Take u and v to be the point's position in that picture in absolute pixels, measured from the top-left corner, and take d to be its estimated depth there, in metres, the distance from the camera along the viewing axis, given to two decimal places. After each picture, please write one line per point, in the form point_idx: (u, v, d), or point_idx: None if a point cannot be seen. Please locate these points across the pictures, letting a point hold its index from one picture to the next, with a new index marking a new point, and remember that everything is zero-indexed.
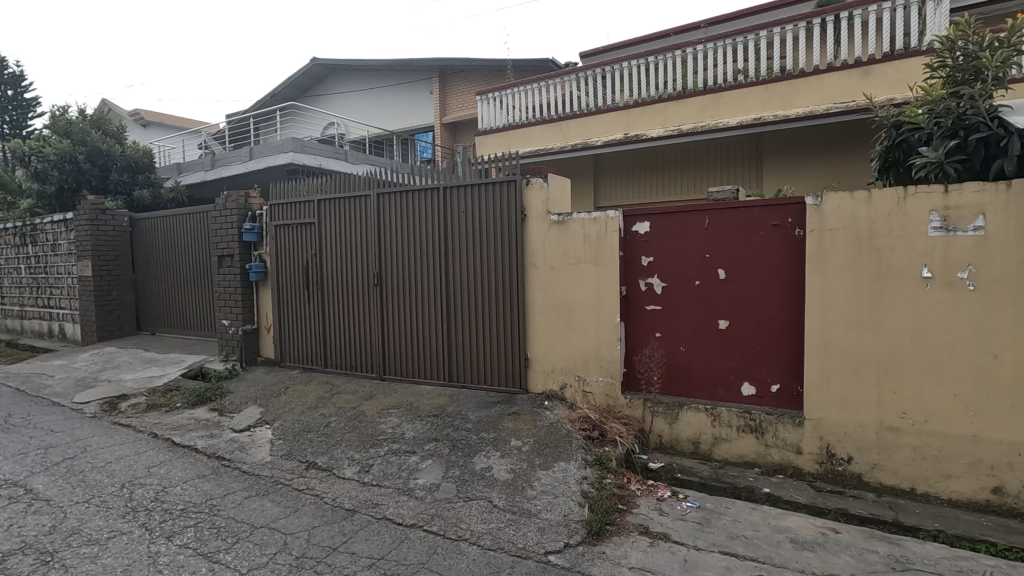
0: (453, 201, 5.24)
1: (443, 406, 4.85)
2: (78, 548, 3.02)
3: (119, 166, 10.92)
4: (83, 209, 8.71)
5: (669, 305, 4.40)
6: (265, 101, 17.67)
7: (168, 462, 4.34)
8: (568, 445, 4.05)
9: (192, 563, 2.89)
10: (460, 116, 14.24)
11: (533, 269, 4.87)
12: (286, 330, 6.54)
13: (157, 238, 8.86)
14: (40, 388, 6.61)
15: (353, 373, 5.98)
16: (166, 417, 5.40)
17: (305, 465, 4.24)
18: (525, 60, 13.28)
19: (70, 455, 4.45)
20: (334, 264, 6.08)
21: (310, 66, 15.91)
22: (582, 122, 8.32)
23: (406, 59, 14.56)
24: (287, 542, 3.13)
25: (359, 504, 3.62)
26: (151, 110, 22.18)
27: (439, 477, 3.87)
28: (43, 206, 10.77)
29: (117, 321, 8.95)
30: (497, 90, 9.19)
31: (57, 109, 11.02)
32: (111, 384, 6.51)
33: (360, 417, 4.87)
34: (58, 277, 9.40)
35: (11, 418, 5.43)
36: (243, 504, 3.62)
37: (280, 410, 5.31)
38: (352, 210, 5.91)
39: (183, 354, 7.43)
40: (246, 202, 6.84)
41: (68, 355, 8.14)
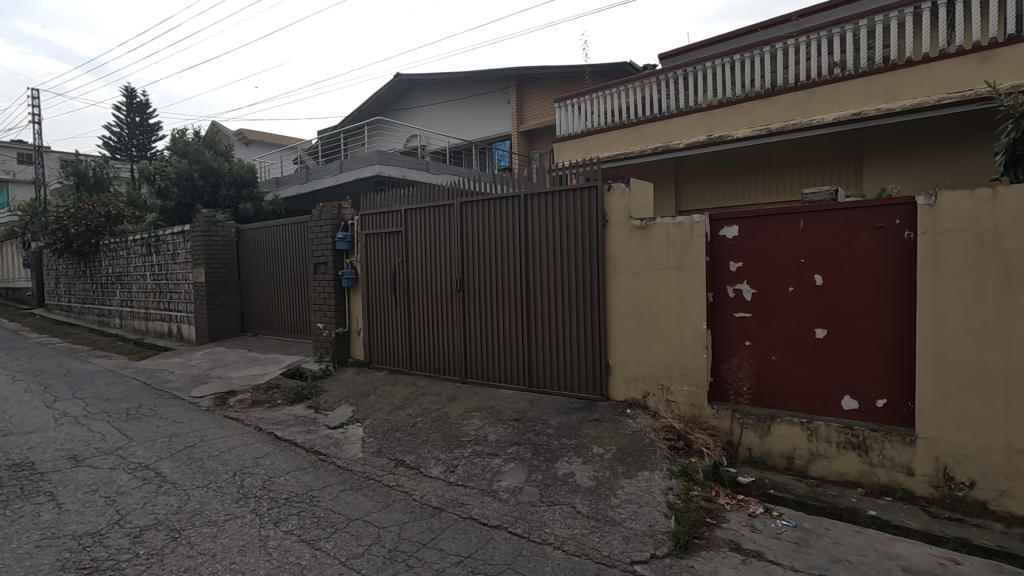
0: (533, 208, 5.31)
1: (523, 411, 4.91)
2: (200, 528, 3.34)
3: (226, 182, 12.03)
4: (198, 221, 9.64)
5: (759, 313, 4.21)
6: (353, 117, 18.76)
7: (271, 453, 4.70)
8: (652, 455, 3.96)
9: (296, 549, 3.12)
10: (536, 124, 14.41)
11: (614, 275, 4.83)
12: (375, 333, 6.89)
13: (259, 246, 9.62)
14: (163, 382, 7.38)
15: (436, 375, 6.19)
16: (269, 412, 5.86)
17: (394, 463, 4.43)
18: (603, 65, 13.22)
19: (190, 444, 4.92)
20: (419, 270, 6.34)
21: (394, 82, 16.68)
22: (662, 124, 8.15)
23: (484, 70, 14.89)
24: (380, 535, 3.29)
25: (446, 503, 3.74)
26: (253, 130, 24.30)
27: (523, 480, 3.92)
28: (165, 220, 12.04)
29: (226, 322, 9.82)
30: (575, 96, 9.20)
31: (177, 131, 12.33)
32: (221, 380, 7.14)
33: (445, 418, 5.03)
34: (177, 283, 10.46)
35: (142, 408, 6.11)
36: (340, 497, 3.85)
37: (370, 409, 5.59)
38: (436, 219, 6.14)
39: (282, 355, 8.01)
40: (339, 212, 7.29)
41: (185, 354, 9.02)
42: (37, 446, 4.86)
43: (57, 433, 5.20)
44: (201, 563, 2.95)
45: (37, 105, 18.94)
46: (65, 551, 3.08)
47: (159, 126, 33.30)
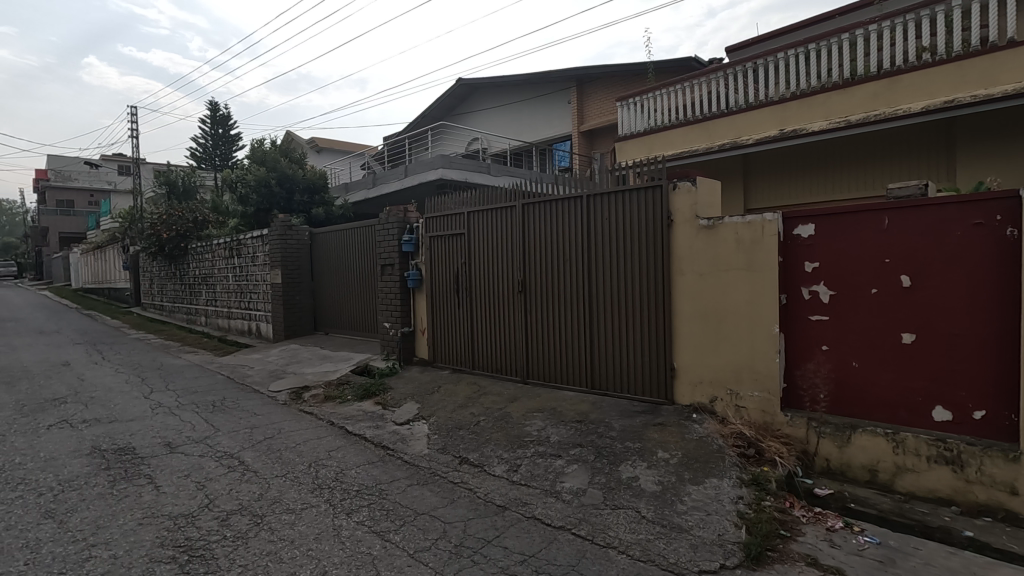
0: (594, 209, 5.28)
1: (586, 413, 4.88)
2: (280, 515, 3.55)
3: (300, 188, 12.70)
4: (275, 226, 10.24)
5: (838, 316, 3.98)
6: (417, 122, 19.29)
7: (343, 447, 4.91)
8: (720, 462, 3.83)
9: (368, 539, 3.24)
10: (597, 123, 14.31)
11: (680, 276, 4.71)
12: (438, 333, 7.05)
13: (330, 249, 10.08)
14: (244, 376, 7.88)
15: (498, 375, 6.27)
16: (340, 407, 6.13)
17: (459, 460, 4.53)
18: (666, 61, 12.91)
19: (269, 435, 5.23)
20: (481, 272, 6.44)
21: (456, 87, 16.99)
22: (730, 120, 7.87)
23: (545, 72, 14.91)
24: (446, 530, 3.37)
25: (510, 502, 3.78)
26: (324, 138, 25.53)
27: (586, 482, 3.90)
28: (245, 225, 12.86)
29: (300, 321, 10.36)
30: (637, 94, 9.04)
31: (256, 141, 13.14)
32: (296, 376, 7.54)
33: (507, 418, 5.08)
34: (256, 283, 11.13)
35: (226, 400, 6.56)
36: (407, 491, 3.98)
37: (434, 406, 5.74)
38: (498, 221, 6.22)
39: (351, 353, 8.36)
40: (405, 216, 7.53)
41: (263, 350, 9.60)
42: (137, 432, 5.31)
43: (154, 421, 5.67)
44: (282, 547, 3.14)
45: (135, 121, 20.66)
46: (163, 529, 3.36)
47: (239, 137, 35.62)
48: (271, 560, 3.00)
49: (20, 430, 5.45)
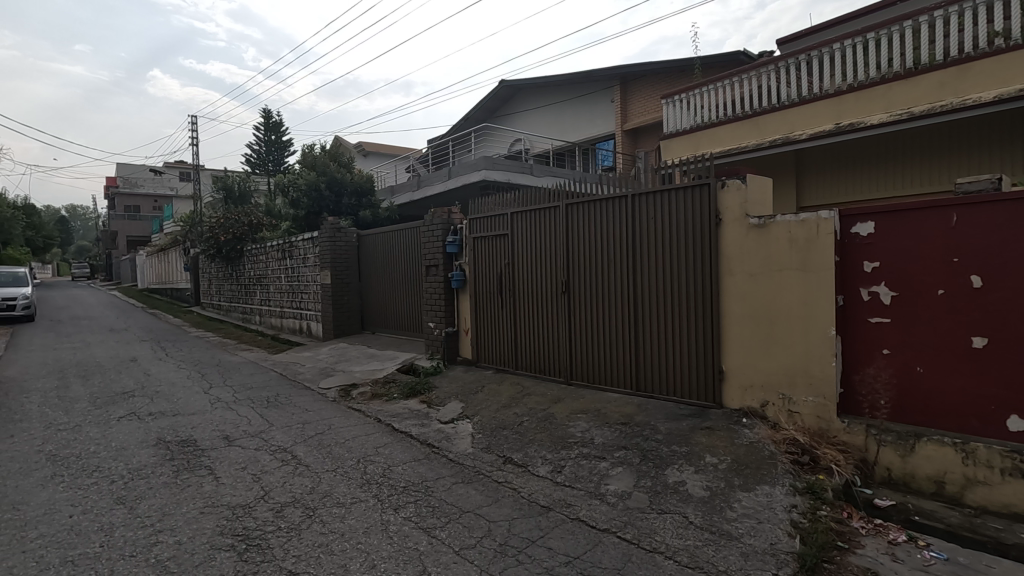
0: (639, 208, 5.20)
1: (630, 415, 4.82)
2: (331, 508, 3.66)
3: (349, 191, 13.08)
4: (325, 228, 10.58)
5: (901, 318, 3.78)
6: (460, 124, 19.52)
7: (390, 444, 5.03)
8: (773, 469, 3.70)
9: (415, 535, 3.31)
10: (641, 121, 14.11)
11: (729, 277, 4.59)
12: (482, 333, 7.11)
13: (377, 250, 10.34)
14: (296, 373, 8.18)
15: (542, 376, 6.26)
16: (386, 405, 6.27)
17: (503, 460, 4.55)
18: (714, 55, 12.60)
19: (320, 431, 5.41)
20: (525, 272, 6.46)
21: (499, 89, 17.09)
22: (782, 115, 7.60)
23: (588, 70, 14.81)
24: (491, 529, 3.40)
25: (554, 503, 3.78)
26: (372, 143, 26.21)
27: (631, 485, 3.85)
28: (297, 228, 13.35)
29: (348, 321, 10.66)
30: (683, 90, 8.86)
31: (307, 146, 13.62)
32: (344, 374, 7.76)
33: (551, 419, 5.07)
34: (307, 284, 11.53)
35: (279, 396, 6.82)
36: (452, 489, 4.03)
37: (478, 406, 5.79)
38: (541, 221, 6.21)
39: (397, 352, 8.53)
40: (449, 217, 7.64)
41: (314, 348, 9.93)
42: (198, 425, 5.60)
43: (214, 416, 5.96)
44: (333, 540, 3.23)
45: (195, 130, 21.75)
46: (222, 518, 3.52)
47: (291, 143, 36.96)
48: (323, 551, 3.11)
49: (94, 421, 5.84)
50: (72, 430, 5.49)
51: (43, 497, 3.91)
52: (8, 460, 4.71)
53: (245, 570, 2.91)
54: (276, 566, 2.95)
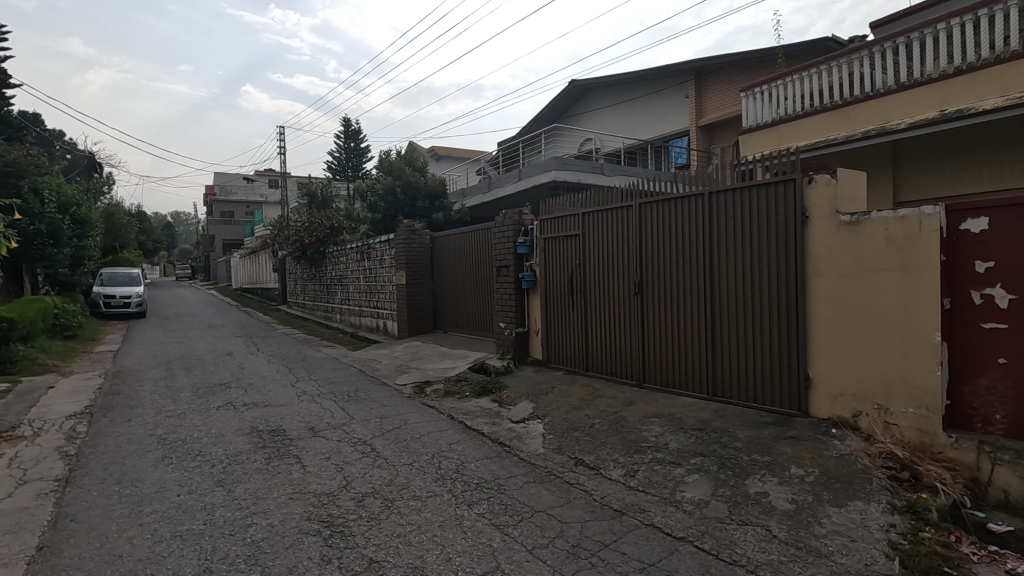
0: (717, 207, 5.01)
1: (707, 421, 4.65)
2: (408, 501, 3.80)
3: (423, 195, 13.51)
4: (401, 230, 10.98)
5: (1021, 324, 3.40)
6: (530, 126, 19.64)
7: (463, 440, 5.14)
8: (867, 484, 3.44)
9: (488, 531, 3.36)
10: (718, 116, 13.59)
11: (816, 278, 4.32)
12: (552, 334, 7.11)
13: (449, 251, 10.60)
14: (374, 370, 8.54)
15: (613, 378, 6.17)
16: (459, 402, 6.42)
17: (574, 461, 4.54)
18: (798, 44, 11.91)
19: (396, 425, 5.63)
20: (596, 272, 6.39)
21: (569, 89, 17.04)
22: (876, 104, 7.07)
23: (661, 66, 14.44)
24: (563, 530, 3.39)
25: (627, 507, 3.71)
26: (444, 147, 26.93)
27: (709, 494, 3.71)
28: (375, 231, 13.94)
29: (422, 320, 11.00)
30: (764, 82, 8.44)
31: (384, 152, 14.19)
32: (419, 371, 8.01)
33: (623, 422, 4.99)
34: (384, 285, 12.01)
35: (359, 391, 7.15)
36: (524, 488, 4.06)
37: (549, 406, 5.80)
38: (613, 221, 6.13)
39: (469, 351, 8.71)
40: (520, 218, 7.69)
41: (390, 346, 10.33)
42: (287, 416, 5.98)
43: (300, 407, 6.34)
44: (410, 531, 3.35)
45: (282, 139, 23.23)
46: (309, 504, 3.74)
47: (367, 150, 38.71)
48: (401, 542, 3.22)
49: (197, 408, 6.39)
50: (179, 417, 6.03)
51: (156, 476, 4.33)
52: (127, 442, 5.25)
53: (330, 554, 3.08)
54: (358, 553, 3.09)
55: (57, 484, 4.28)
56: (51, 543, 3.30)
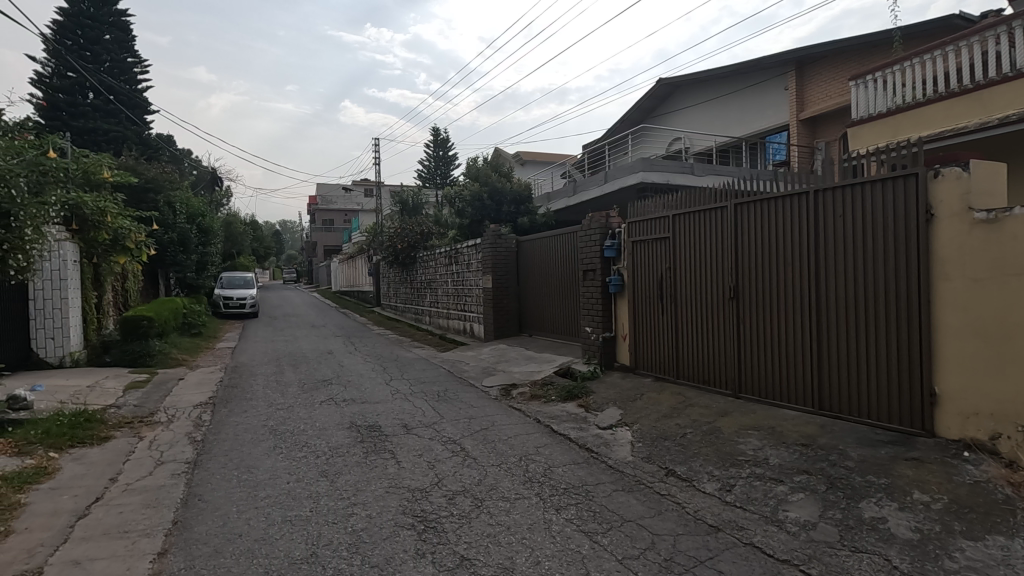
0: (824, 206, 4.66)
1: (813, 436, 4.32)
2: (497, 502, 3.85)
3: (509, 200, 13.72)
4: (487, 235, 11.19)
5: None
6: (616, 127, 19.33)
7: (550, 445, 5.14)
8: (1009, 517, 3.03)
9: (577, 537, 3.33)
10: (822, 108, 12.66)
11: (943, 282, 3.89)
12: (640, 339, 6.94)
13: (535, 255, 10.66)
14: (462, 371, 8.78)
15: (706, 387, 5.91)
16: (545, 406, 6.44)
17: (665, 471, 4.39)
18: (917, 24, 10.80)
19: (484, 426, 5.74)
20: (687, 276, 6.16)
21: (656, 87, 16.58)
22: (1015, 85, 6.26)
23: (757, 58, 13.66)
24: (655, 542, 3.29)
25: (723, 523, 3.53)
26: (529, 152, 27.25)
27: (816, 515, 3.44)
28: (462, 235, 14.33)
29: (507, 323, 11.14)
30: (877, 69, 7.76)
31: (471, 159, 14.56)
32: (505, 374, 8.13)
33: (718, 433, 4.75)
34: (471, 288, 12.32)
35: (448, 392, 7.37)
36: (613, 496, 3.98)
37: (637, 413, 5.66)
38: (707, 223, 5.88)
39: (554, 355, 8.70)
40: (607, 221, 7.60)
41: (477, 348, 10.56)
42: (383, 413, 6.29)
43: (395, 405, 6.65)
44: (499, 532, 3.40)
45: (377, 151, 24.56)
46: (404, 499, 3.91)
47: (455, 157, 40.00)
48: (491, 542, 3.27)
49: (303, 402, 6.89)
50: (288, 409, 6.54)
51: (268, 464, 4.72)
52: (244, 431, 5.77)
53: (425, 548, 3.19)
54: (450, 550, 3.18)
55: (188, 466, 4.79)
56: (184, 519, 3.70)
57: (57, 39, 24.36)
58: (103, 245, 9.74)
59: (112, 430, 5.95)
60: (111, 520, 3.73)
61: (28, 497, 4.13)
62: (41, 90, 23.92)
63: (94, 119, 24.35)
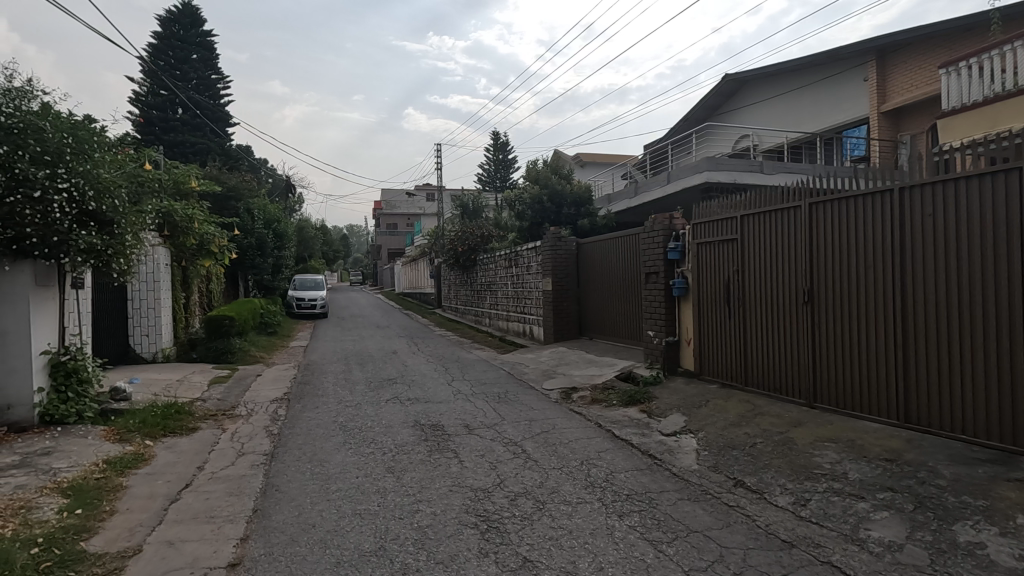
0: (909, 204, 4.35)
1: (898, 451, 4.03)
2: (558, 505, 3.84)
3: (569, 202, 13.68)
4: (548, 238, 11.18)
5: None
6: (680, 126, 18.83)
7: (612, 450, 5.07)
8: None
9: (640, 545, 3.27)
10: (906, 99, 11.87)
11: None
12: (705, 344, 6.72)
13: (596, 258, 10.54)
14: (522, 373, 8.83)
15: (777, 395, 5.64)
16: (606, 411, 6.36)
17: (733, 482, 4.23)
18: (1018, 4, 9.88)
19: (545, 429, 5.75)
20: (757, 280, 5.91)
21: (723, 83, 16.01)
22: None
23: (833, 49, 12.93)
24: (723, 555, 3.18)
25: (797, 540, 3.36)
26: (589, 155, 27.07)
27: (902, 536, 3.21)
28: (522, 238, 14.39)
29: (567, 326, 11.10)
30: (972, 55, 7.21)
31: (531, 162, 14.60)
32: (565, 377, 8.09)
33: (790, 444, 4.53)
34: (530, 290, 12.36)
35: (509, 394, 7.43)
36: (678, 505, 3.88)
37: (703, 421, 5.48)
38: (778, 223, 5.62)
39: (615, 359, 8.58)
40: (671, 223, 7.43)
41: (537, 351, 10.58)
42: (445, 413, 6.43)
43: (457, 406, 6.78)
44: (561, 535, 3.39)
45: (439, 156, 25.13)
46: (467, 498, 3.98)
47: (514, 161, 40.31)
48: (553, 545, 3.27)
49: (370, 400, 7.15)
50: (356, 407, 6.81)
51: (339, 458, 4.93)
52: (316, 426, 6.06)
53: (487, 548, 3.23)
54: (513, 550, 3.21)
55: (265, 458, 5.08)
56: (263, 508, 3.93)
57: (153, 61, 26.58)
58: (191, 249, 10.54)
59: (198, 421, 6.41)
60: (200, 505, 4.02)
61: (128, 480, 4.53)
62: (138, 108, 26.16)
63: (183, 133, 26.35)
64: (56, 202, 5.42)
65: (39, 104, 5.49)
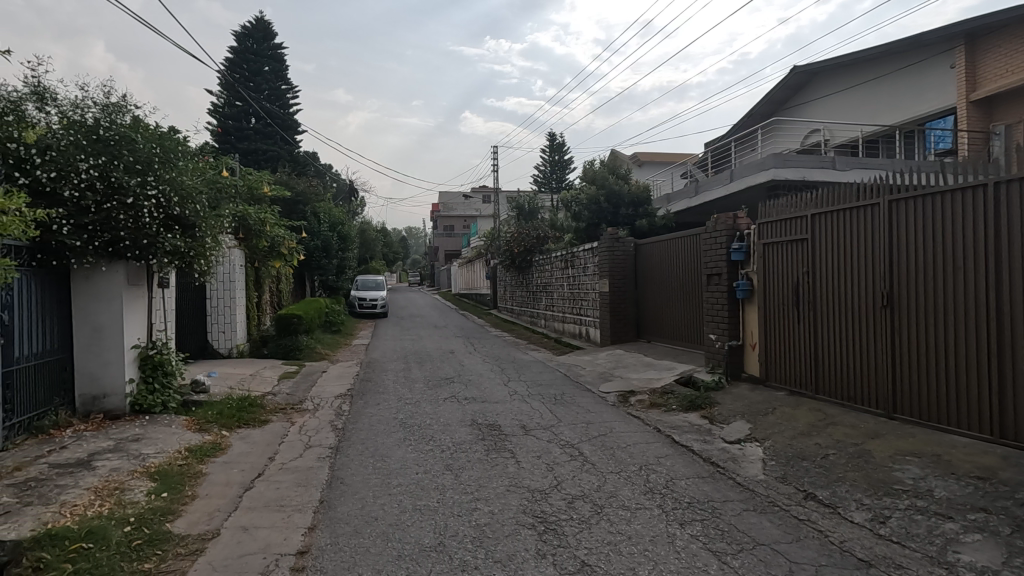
0: (1003, 200, 4.00)
1: (992, 469, 3.70)
2: (617, 510, 3.78)
3: (626, 203, 13.46)
4: (605, 239, 11.04)
5: None
6: (744, 122, 18.12)
7: (672, 456, 4.94)
8: None
9: (703, 555, 3.17)
10: (1000, 86, 10.98)
11: None
12: (772, 349, 6.43)
13: (655, 259, 10.31)
14: (578, 375, 8.76)
15: (852, 405, 5.31)
16: (666, 416, 6.20)
17: (803, 494, 4.02)
18: None
19: (602, 432, 5.67)
20: (829, 282, 5.60)
21: (790, 76, 15.28)
22: None
23: (914, 36, 12.08)
24: (793, 570, 3.03)
25: (876, 559, 3.15)
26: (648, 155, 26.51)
27: (997, 561, 2.95)
28: (578, 239, 14.29)
29: (624, 328, 10.92)
30: None
31: (588, 162, 14.48)
32: (623, 380, 7.96)
33: (867, 457, 4.26)
34: (587, 292, 12.25)
35: (565, 395, 7.39)
36: (743, 515, 3.72)
37: (769, 429, 5.24)
38: (853, 222, 5.30)
39: (674, 363, 8.36)
40: (734, 223, 7.16)
41: (593, 353, 10.46)
42: (502, 413, 6.48)
43: (513, 406, 6.81)
44: (620, 541, 3.34)
45: (496, 158, 25.35)
46: (524, 498, 3.99)
47: (570, 163, 40.09)
48: (612, 550, 3.22)
49: (428, 398, 7.31)
50: (415, 404, 6.98)
51: (399, 454, 5.07)
52: (377, 422, 6.26)
53: (545, 549, 3.22)
54: (571, 553, 3.19)
55: (330, 451, 5.29)
56: (329, 499, 4.09)
57: (230, 74, 28.26)
58: (263, 251, 11.22)
59: (269, 414, 6.76)
60: (271, 494, 4.24)
61: (207, 467, 4.84)
62: (216, 119, 27.95)
63: (256, 141, 27.89)
64: (147, 207, 5.85)
65: (132, 117, 5.96)
